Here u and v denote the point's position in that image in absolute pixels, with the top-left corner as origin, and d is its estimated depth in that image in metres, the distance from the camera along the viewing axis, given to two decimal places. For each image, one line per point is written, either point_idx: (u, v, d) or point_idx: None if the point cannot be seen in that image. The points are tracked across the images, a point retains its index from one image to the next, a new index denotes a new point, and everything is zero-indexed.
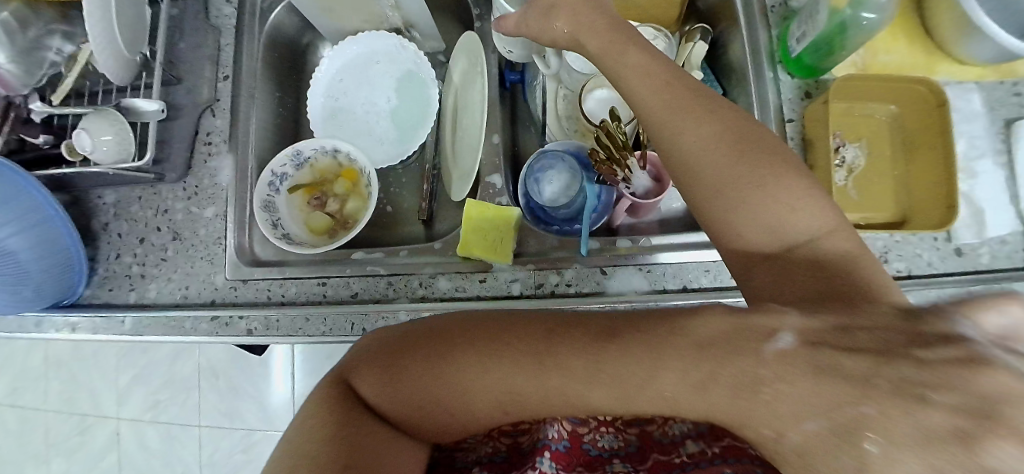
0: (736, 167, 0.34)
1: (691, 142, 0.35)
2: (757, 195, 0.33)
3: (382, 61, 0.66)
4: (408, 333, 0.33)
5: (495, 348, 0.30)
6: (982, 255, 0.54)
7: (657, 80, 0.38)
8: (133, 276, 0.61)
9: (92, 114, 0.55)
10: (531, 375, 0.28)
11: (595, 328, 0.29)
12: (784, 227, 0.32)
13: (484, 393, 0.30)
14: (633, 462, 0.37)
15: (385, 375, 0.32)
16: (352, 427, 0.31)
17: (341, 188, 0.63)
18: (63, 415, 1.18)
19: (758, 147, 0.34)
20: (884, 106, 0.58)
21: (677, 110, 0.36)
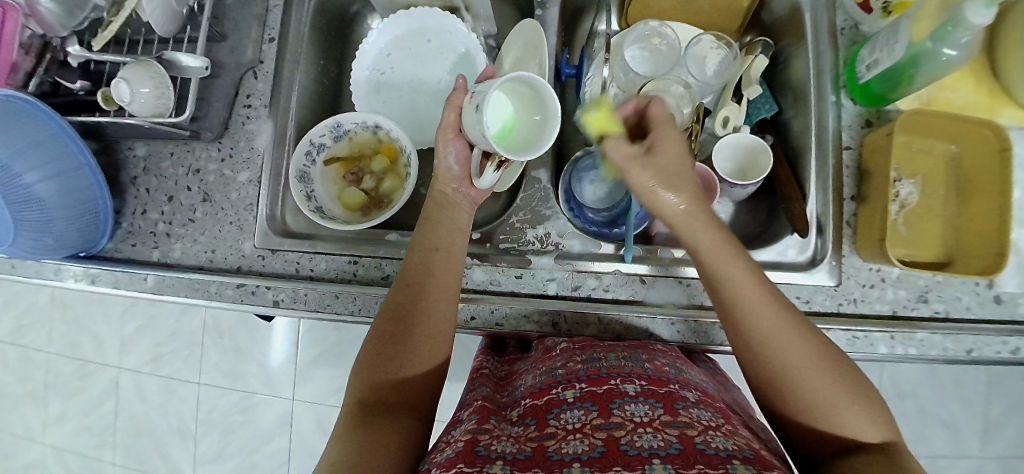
0: (824, 389, 0.37)
1: (780, 359, 0.38)
2: (847, 410, 0.36)
3: (433, 40, 0.64)
4: (364, 354, 0.43)
5: (407, 299, 0.44)
6: (1021, 306, 0.53)
7: (753, 285, 0.40)
8: (158, 233, 0.60)
9: (132, 64, 0.53)
10: (425, 295, 0.44)
11: (404, 282, 0.45)
12: (846, 432, 0.37)
13: (421, 327, 0.43)
14: (675, 464, 0.33)
15: (363, 373, 0.42)
16: (366, 422, 0.39)
17: (378, 165, 0.62)
18: (64, 358, 1.18)
19: (842, 368, 0.38)
20: (943, 144, 0.57)
21: (770, 331, 0.39)
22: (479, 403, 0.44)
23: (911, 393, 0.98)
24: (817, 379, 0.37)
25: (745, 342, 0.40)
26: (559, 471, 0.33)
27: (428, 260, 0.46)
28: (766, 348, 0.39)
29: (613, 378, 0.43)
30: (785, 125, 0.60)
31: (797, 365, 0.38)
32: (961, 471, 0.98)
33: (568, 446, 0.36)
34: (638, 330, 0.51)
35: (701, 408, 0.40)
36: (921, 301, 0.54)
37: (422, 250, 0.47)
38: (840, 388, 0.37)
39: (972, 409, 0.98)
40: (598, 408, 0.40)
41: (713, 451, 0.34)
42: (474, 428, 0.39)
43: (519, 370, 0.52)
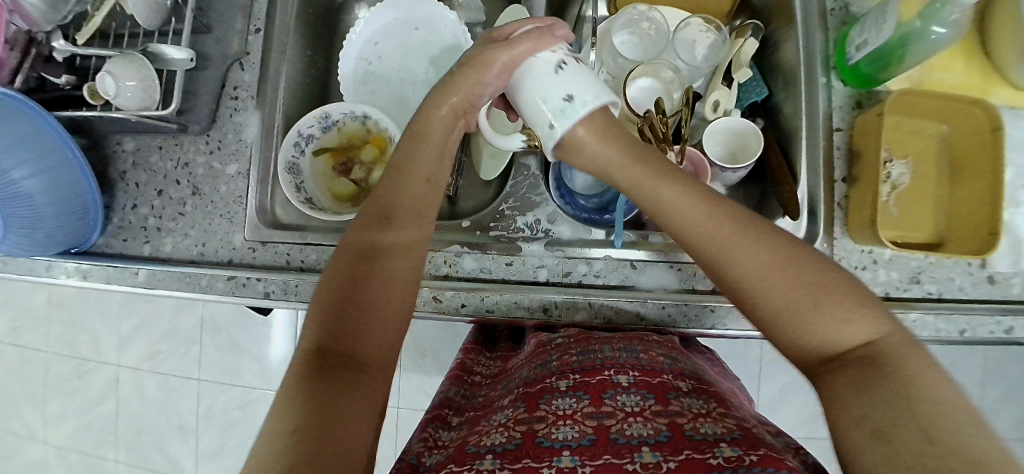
0: (780, 276, 0.33)
1: (745, 267, 0.34)
2: (815, 301, 0.32)
3: (420, 28, 0.63)
4: (325, 293, 0.37)
5: (374, 231, 0.39)
6: (1013, 285, 0.54)
7: (700, 198, 0.36)
8: (149, 228, 0.60)
9: (117, 57, 0.53)
10: (392, 229, 0.39)
11: (376, 216, 0.40)
12: (838, 336, 0.32)
13: (381, 269, 0.38)
14: (664, 452, 0.34)
15: (324, 316, 0.36)
16: (326, 373, 0.33)
17: (368, 155, 0.61)
18: (63, 357, 1.18)
19: (806, 265, 0.33)
20: (934, 125, 0.56)
21: (709, 230, 0.35)
22: (470, 413, 0.44)
23: None
24: (776, 270, 0.33)
25: (708, 256, 0.36)
26: (549, 461, 0.33)
27: (405, 189, 0.41)
28: (704, 246, 0.35)
29: (606, 370, 0.42)
30: (776, 108, 0.60)
31: (749, 258, 0.34)
32: None
33: (559, 432, 0.36)
34: (629, 314, 0.51)
35: (693, 397, 0.40)
36: (914, 282, 0.54)
37: (393, 181, 0.41)
38: (795, 273, 0.33)
39: (969, 393, 0.98)
40: (590, 397, 0.39)
41: (701, 437, 0.35)
42: (466, 431, 0.39)
43: (510, 367, 0.51)
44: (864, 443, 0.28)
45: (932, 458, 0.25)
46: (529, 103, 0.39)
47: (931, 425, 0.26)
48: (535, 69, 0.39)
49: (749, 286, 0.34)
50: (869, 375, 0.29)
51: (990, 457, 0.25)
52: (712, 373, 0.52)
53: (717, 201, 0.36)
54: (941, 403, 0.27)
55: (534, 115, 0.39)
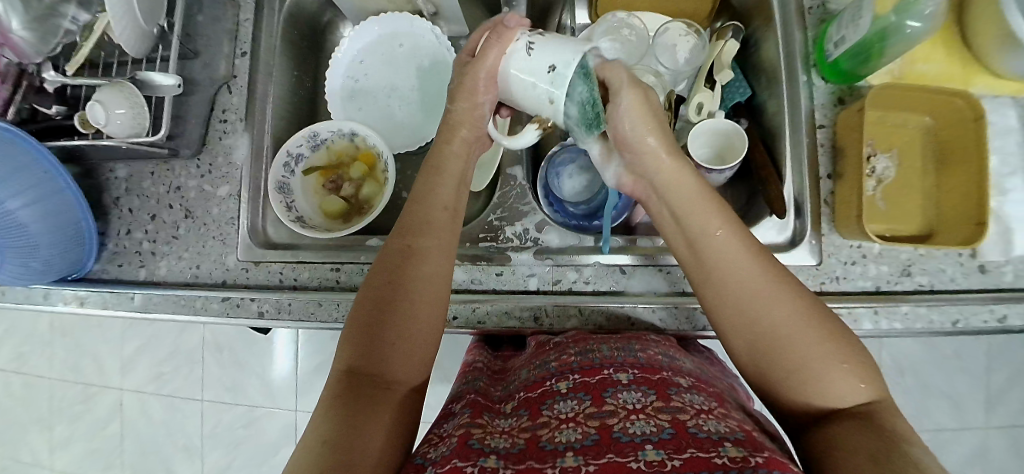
0: (817, 347, 0.35)
1: (780, 318, 0.36)
2: (841, 375, 0.35)
3: (405, 44, 0.64)
4: (358, 318, 0.41)
5: (400, 259, 0.42)
6: (1005, 274, 0.53)
7: (741, 252, 0.39)
8: (144, 252, 0.60)
9: (105, 86, 0.54)
10: (417, 256, 0.42)
11: (400, 244, 0.43)
12: (844, 397, 0.35)
13: (410, 289, 0.41)
14: (667, 449, 0.31)
15: (356, 339, 0.40)
16: (357, 394, 0.37)
17: (358, 171, 0.62)
18: (67, 382, 1.19)
19: (832, 331, 0.36)
20: (918, 117, 0.57)
21: (752, 290, 0.37)
22: (471, 398, 0.42)
23: (911, 369, 0.98)
24: (811, 339, 0.35)
25: (742, 306, 0.38)
26: (553, 462, 0.31)
27: (429, 219, 0.44)
28: (751, 301, 0.37)
29: (607, 368, 0.40)
30: (760, 108, 0.60)
31: (786, 318, 0.36)
32: (967, 444, 0.97)
33: (561, 435, 0.34)
34: (619, 318, 0.51)
35: (695, 394, 0.38)
36: (905, 275, 0.54)
37: (419, 207, 0.45)
38: (829, 347, 0.35)
39: (973, 382, 0.97)
40: (591, 397, 0.37)
41: (705, 435, 0.32)
42: (467, 422, 0.37)
43: (514, 365, 0.50)
44: (860, 473, 0.30)
45: None
46: (524, 88, 0.41)
47: (923, 462, 0.29)
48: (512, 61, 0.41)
49: (779, 354, 0.36)
50: (868, 424, 0.32)
51: None
52: (713, 372, 0.50)
53: (774, 263, 0.39)
54: (930, 453, 0.30)
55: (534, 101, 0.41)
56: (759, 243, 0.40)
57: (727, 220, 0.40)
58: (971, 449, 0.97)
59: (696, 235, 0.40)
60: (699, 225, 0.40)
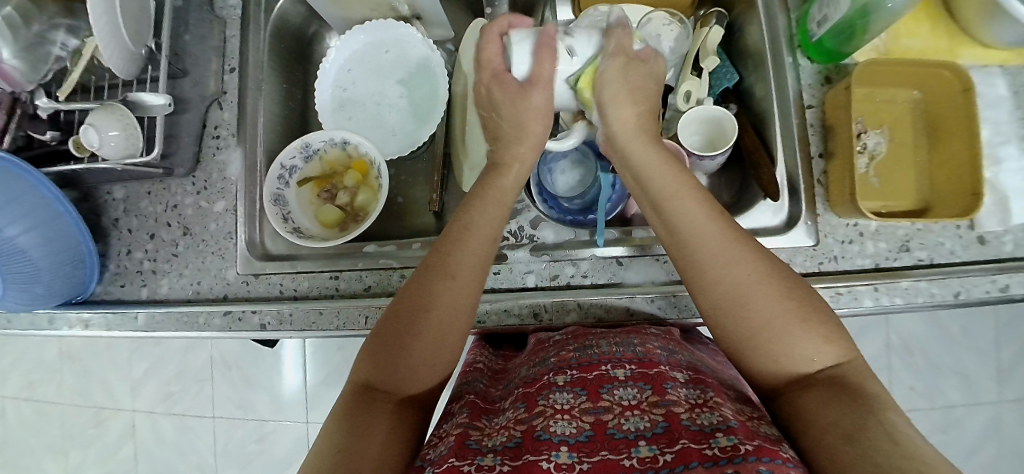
0: (776, 306, 0.37)
1: (740, 280, 0.38)
2: (803, 336, 0.36)
3: (391, 51, 0.64)
4: (382, 333, 0.40)
5: (431, 279, 0.41)
6: (1005, 243, 0.53)
7: (704, 218, 0.41)
8: (145, 272, 0.61)
9: (97, 109, 0.54)
10: (452, 281, 0.41)
11: (434, 262, 0.42)
12: (812, 359, 0.35)
13: (435, 317, 0.40)
14: (660, 444, 0.32)
15: (374, 354, 0.39)
16: (368, 410, 0.37)
17: (351, 180, 0.62)
18: (79, 407, 1.20)
19: (793, 292, 0.37)
20: (906, 92, 0.57)
21: (715, 258, 0.39)
22: (470, 398, 0.42)
23: (919, 347, 0.97)
24: (769, 298, 0.37)
25: (705, 273, 0.39)
26: (547, 454, 0.32)
27: (465, 240, 0.43)
28: (713, 267, 0.39)
29: (604, 364, 0.40)
30: (748, 92, 0.60)
31: (744, 276, 0.38)
32: (981, 419, 0.96)
33: (557, 426, 0.35)
34: (619, 310, 0.51)
35: (690, 386, 0.38)
36: (903, 250, 0.53)
37: (458, 231, 0.44)
38: (789, 308, 0.36)
39: (983, 356, 0.97)
40: (588, 392, 0.38)
41: (699, 427, 0.33)
42: (465, 422, 0.37)
43: (513, 365, 0.50)
44: (837, 445, 0.31)
45: (903, 455, 0.28)
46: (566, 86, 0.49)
47: (897, 433, 0.30)
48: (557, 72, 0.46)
49: (739, 313, 0.37)
50: (841, 393, 0.33)
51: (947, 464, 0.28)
52: (715, 363, 0.49)
53: (736, 230, 0.40)
54: (902, 421, 0.31)
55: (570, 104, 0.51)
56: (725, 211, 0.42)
57: (690, 189, 0.43)
58: (985, 424, 0.96)
59: (662, 203, 0.43)
60: (664, 193, 0.43)
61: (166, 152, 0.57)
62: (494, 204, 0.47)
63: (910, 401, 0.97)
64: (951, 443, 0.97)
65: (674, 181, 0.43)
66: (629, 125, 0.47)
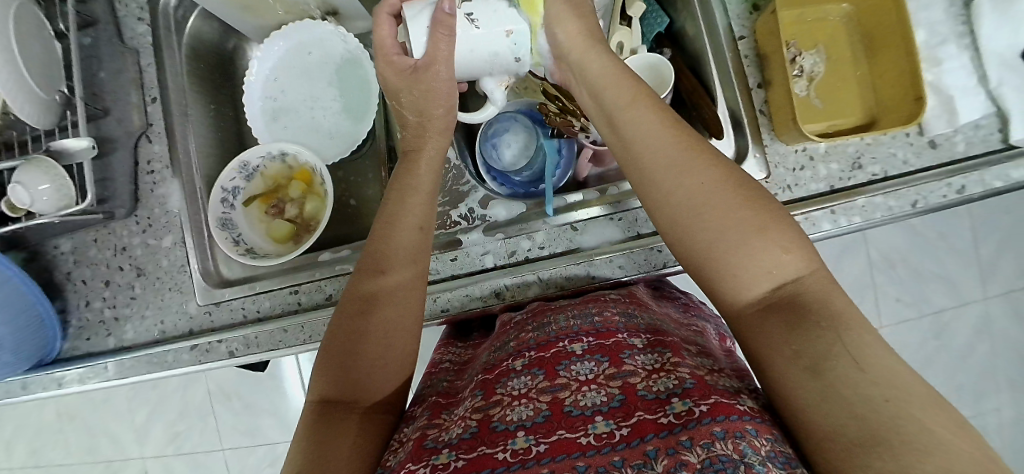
0: (734, 215, 0.34)
1: (696, 186, 0.35)
2: (762, 246, 0.33)
3: (314, 51, 0.62)
4: (330, 346, 0.40)
5: (367, 280, 0.41)
6: (956, 144, 0.52)
7: (657, 127, 0.38)
8: (107, 320, 0.59)
9: (22, 165, 0.51)
10: (386, 279, 0.41)
11: (371, 264, 0.42)
12: (777, 268, 0.33)
13: (376, 321, 0.40)
14: (616, 418, 0.31)
15: (327, 367, 0.39)
16: (328, 423, 0.36)
17: (296, 191, 0.61)
18: (89, 464, 1.19)
19: (755, 199, 0.35)
20: (836, 7, 0.56)
21: (667, 166, 0.37)
22: (432, 399, 0.41)
23: (900, 260, 0.98)
24: (726, 203, 0.34)
25: (658, 183, 0.37)
26: (504, 445, 0.31)
27: (398, 238, 0.43)
28: (666, 176, 0.37)
29: (561, 341, 0.39)
30: (680, 34, 0.59)
31: (700, 185, 0.35)
32: (968, 319, 0.98)
33: (513, 413, 0.33)
34: (579, 277, 0.51)
35: (647, 352, 0.37)
36: (857, 168, 0.52)
37: (384, 233, 0.43)
38: (748, 216, 0.34)
39: (964, 258, 0.98)
40: (545, 372, 0.36)
41: (654, 395, 0.32)
42: (425, 424, 0.37)
43: (479, 351, 0.49)
44: (801, 379, 0.29)
45: (870, 385, 0.27)
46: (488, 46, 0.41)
47: (862, 357, 0.28)
48: (456, 42, 0.40)
49: (693, 224, 0.35)
50: (800, 318, 0.31)
51: (910, 382, 0.27)
52: (679, 318, 0.49)
53: (692, 139, 0.38)
54: (866, 336, 0.29)
55: (498, 65, 0.42)
56: (682, 122, 0.39)
57: (644, 97, 0.39)
58: (973, 324, 0.98)
59: (615, 116, 0.40)
60: (617, 105, 0.40)
61: (102, 196, 0.56)
62: (423, 195, 0.45)
63: (897, 313, 0.98)
64: (943, 348, 0.98)
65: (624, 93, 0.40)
66: (577, 39, 0.41)
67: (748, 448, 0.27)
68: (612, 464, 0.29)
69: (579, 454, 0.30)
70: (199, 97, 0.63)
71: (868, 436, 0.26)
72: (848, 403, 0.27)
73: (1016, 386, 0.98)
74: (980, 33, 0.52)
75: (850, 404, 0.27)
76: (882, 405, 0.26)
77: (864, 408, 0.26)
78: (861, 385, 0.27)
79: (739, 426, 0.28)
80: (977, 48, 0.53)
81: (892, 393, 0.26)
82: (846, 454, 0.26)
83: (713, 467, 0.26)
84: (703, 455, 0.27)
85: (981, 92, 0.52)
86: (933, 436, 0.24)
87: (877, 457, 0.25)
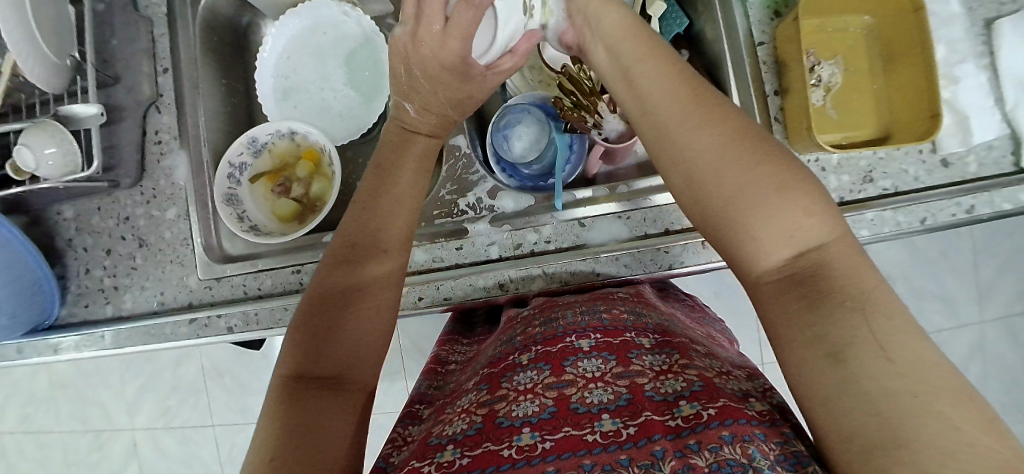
0: (751, 171, 0.32)
1: (712, 142, 0.33)
2: (780, 203, 0.31)
3: (328, 32, 0.62)
4: (307, 323, 0.38)
5: (346, 258, 0.40)
6: (969, 164, 0.52)
7: (673, 79, 0.36)
8: (106, 289, 0.59)
9: (30, 128, 0.51)
10: (368, 260, 0.40)
11: (346, 248, 0.41)
12: (799, 232, 0.31)
13: (362, 300, 0.39)
14: (624, 417, 0.31)
15: (305, 345, 0.37)
16: (309, 399, 0.34)
17: (303, 171, 0.61)
18: (79, 433, 1.19)
19: (773, 156, 0.33)
20: (858, 18, 0.55)
21: (681, 122, 0.35)
22: (437, 400, 0.41)
23: (900, 277, 0.98)
24: (742, 160, 0.32)
25: (671, 140, 0.35)
26: (509, 441, 0.31)
27: (378, 221, 0.42)
28: (680, 134, 0.34)
29: (568, 336, 0.39)
30: (699, 36, 0.59)
31: (716, 138, 0.33)
32: (964, 341, 0.98)
33: (519, 408, 0.33)
34: (584, 273, 0.50)
35: (655, 353, 0.37)
36: (867, 181, 0.52)
37: (370, 211, 0.42)
38: (767, 172, 0.32)
39: (964, 279, 0.98)
40: (551, 367, 0.36)
41: (661, 397, 0.32)
42: (430, 421, 0.36)
43: (484, 346, 0.49)
44: (822, 369, 0.28)
45: (894, 377, 0.25)
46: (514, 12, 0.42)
47: (886, 344, 0.26)
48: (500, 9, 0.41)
49: (710, 181, 0.33)
50: (822, 297, 0.29)
51: (937, 370, 0.25)
52: (686, 320, 0.49)
53: (709, 94, 0.36)
54: (894, 322, 0.27)
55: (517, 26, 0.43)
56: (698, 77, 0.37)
57: (659, 53, 0.38)
58: (968, 346, 0.98)
59: (628, 70, 0.38)
60: (630, 58, 0.38)
61: (108, 164, 0.55)
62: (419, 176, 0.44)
63: None
64: None
65: (640, 46, 0.38)
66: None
67: (756, 452, 0.27)
68: (619, 462, 0.28)
69: (585, 452, 0.29)
70: (211, 69, 0.62)
71: (888, 437, 0.24)
72: (869, 401, 0.25)
73: (1007, 410, 0.98)
74: (1000, 54, 0.52)
75: (871, 399, 0.25)
76: (906, 399, 0.25)
77: (886, 403, 0.25)
78: (884, 378, 0.25)
79: (746, 429, 0.28)
80: (996, 69, 0.52)
81: (918, 386, 0.25)
82: (866, 454, 0.25)
83: (721, 470, 0.26)
84: (710, 458, 0.27)
85: (997, 113, 0.51)
86: (961, 435, 0.23)
87: (896, 459, 0.23)
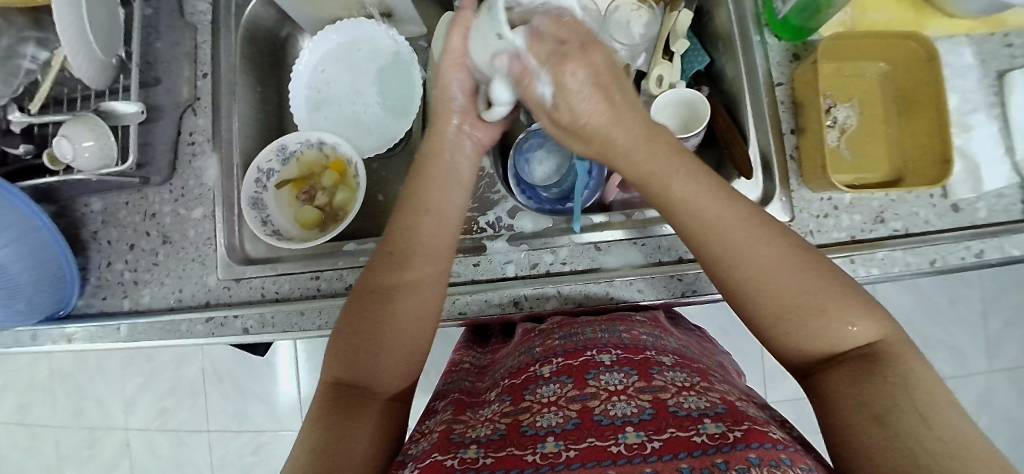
0: (801, 292, 0.34)
1: (761, 263, 0.35)
2: (825, 324, 0.34)
3: (363, 49, 0.65)
4: (347, 331, 0.40)
5: (387, 264, 0.41)
6: (979, 210, 0.52)
7: (714, 202, 0.37)
8: (126, 282, 0.60)
9: (71, 121, 0.53)
10: (403, 269, 0.41)
11: (389, 255, 0.42)
12: (840, 340, 0.34)
13: (398, 307, 0.40)
14: (648, 431, 0.31)
15: (343, 352, 0.39)
16: (339, 406, 0.36)
17: (329, 180, 0.63)
18: (73, 428, 1.19)
19: (817, 269, 0.35)
20: (874, 64, 0.57)
21: (729, 243, 0.36)
22: (454, 396, 0.42)
23: (908, 322, 0.98)
24: (791, 281, 0.34)
25: (718, 261, 0.37)
26: (533, 448, 0.31)
27: (415, 223, 0.42)
28: (729, 253, 0.36)
29: (589, 350, 0.40)
30: (719, 74, 0.61)
31: (761, 271, 0.35)
32: (972, 390, 0.97)
33: (543, 419, 0.34)
34: (599, 296, 0.51)
35: (676, 370, 0.38)
36: (878, 222, 0.53)
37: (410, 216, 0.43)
38: (818, 292, 0.34)
39: (971, 327, 0.98)
40: (574, 380, 0.37)
41: (685, 413, 0.33)
42: (449, 419, 0.37)
43: (499, 357, 0.50)
44: (868, 428, 0.30)
45: (934, 441, 0.27)
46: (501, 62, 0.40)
47: (930, 413, 0.28)
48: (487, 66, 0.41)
49: (762, 301, 0.35)
50: (867, 374, 0.32)
51: (971, 441, 0.27)
52: (699, 348, 0.49)
53: (744, 207, 0.37)
54: (938, 397, 0.29)
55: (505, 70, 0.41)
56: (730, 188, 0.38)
57: (691, 171, 0.38)
58: (976, 395, 0.97)
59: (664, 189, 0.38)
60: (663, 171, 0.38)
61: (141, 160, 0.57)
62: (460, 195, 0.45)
63: None
64: None
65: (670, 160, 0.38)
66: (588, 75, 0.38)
67: None
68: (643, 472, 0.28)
69: (609, 462, 0.29)
70: (248, 77, 0.65)
71: None
72: (912, 456, 0.27)
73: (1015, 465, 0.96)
74: (1010, 106, 0.54)
75: (915, 456, 0.27)
76: (948, 460, 0.26)
77: (928, 460, 0.27)
78: (928, 439, 0.27)
79: (773, 454, 0.28)
80: (1007, 120, 0.54)
81: (957, 451, 0.27)
82: None
83: None
84: None
85: (1007, 162, 0.53)
86: None
87: None
